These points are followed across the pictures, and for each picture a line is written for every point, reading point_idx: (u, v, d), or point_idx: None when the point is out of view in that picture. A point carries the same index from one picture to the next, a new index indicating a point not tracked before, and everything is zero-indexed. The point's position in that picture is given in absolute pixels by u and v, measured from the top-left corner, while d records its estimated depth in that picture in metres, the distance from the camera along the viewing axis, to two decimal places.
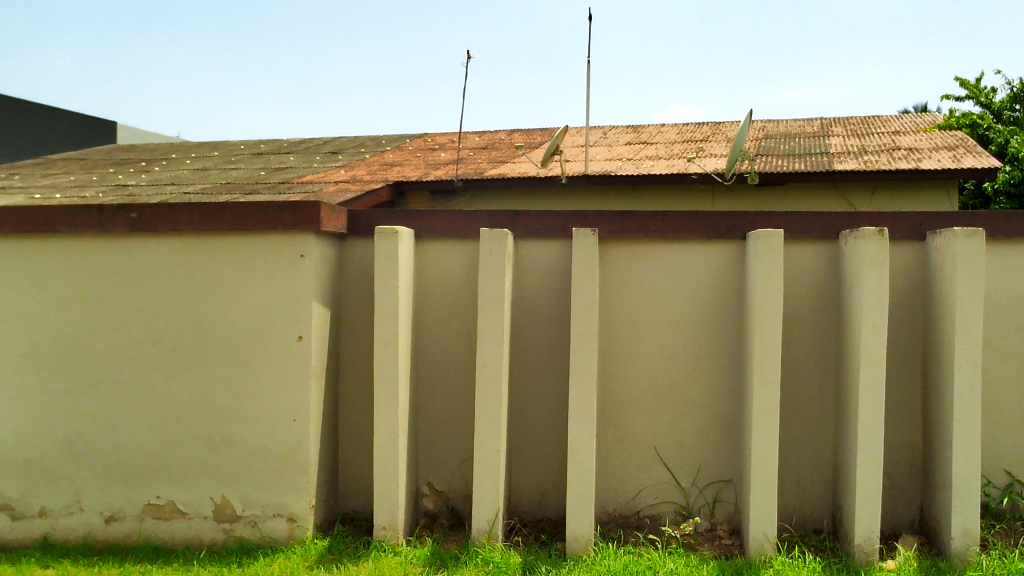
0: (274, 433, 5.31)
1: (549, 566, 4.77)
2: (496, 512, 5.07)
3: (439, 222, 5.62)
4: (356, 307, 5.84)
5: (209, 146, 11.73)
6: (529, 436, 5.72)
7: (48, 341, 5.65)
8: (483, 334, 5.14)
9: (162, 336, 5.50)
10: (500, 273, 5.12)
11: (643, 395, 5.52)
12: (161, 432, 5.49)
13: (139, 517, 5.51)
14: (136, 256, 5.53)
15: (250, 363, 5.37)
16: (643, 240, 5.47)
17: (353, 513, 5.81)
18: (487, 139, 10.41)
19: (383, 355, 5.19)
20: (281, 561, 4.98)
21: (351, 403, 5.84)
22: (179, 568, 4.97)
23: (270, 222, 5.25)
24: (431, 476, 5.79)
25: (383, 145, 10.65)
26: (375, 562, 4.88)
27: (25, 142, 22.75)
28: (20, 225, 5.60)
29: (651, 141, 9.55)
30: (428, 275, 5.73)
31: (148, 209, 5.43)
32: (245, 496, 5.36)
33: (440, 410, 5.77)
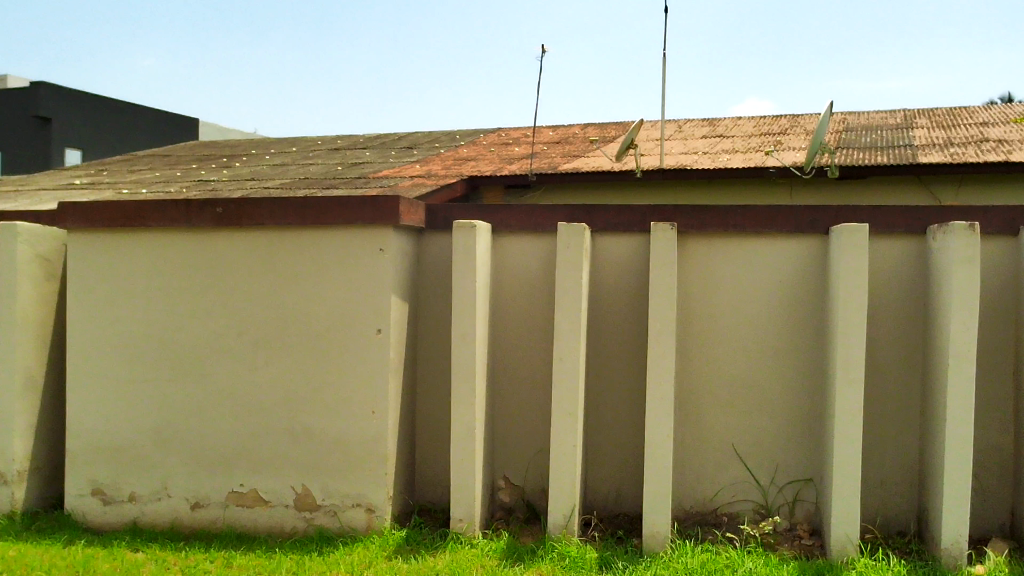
0: (353, 424, 5.41)
1: (626, 562, 4.75)
2: (573, 507, 5.07)
3: (516, 216, 5.63)
4: (433, 301, 5.89)
5: (287, 142, 11.95)
6: (605, 431, 5.70)
7: (137, 332, 5.82)
8: (560, 329, 5.14)
9: (245, 328, 5.63)
10: (577, 267, 5.12)
11: (721, 391, 5.45)
12: (244, 422, 5.62)
13: (223, 505, 5.65)
14: (221, 249, 5.67)
15: (330, 355, 5.47)
16: (722, 235, 5.40)
17: (430, 505, 5.85)
18: (561, 132, 10.39)
19: (460, 348, 5.23)
20: (360, 550, 5.06)
21: (428, 396, 5.90)
22: (262, 555, 5.08)
23: (351, 216, 5.35)
24: (507, 470, 5.80)
25: (457, 139, 10.71)
26: (452, 554, 4.92)
27: (111, 138, 23.52)
28: (110, 220, 5.79)
29: (728, 134, 9.40)
30: (504, 269, 5.74)
31: (233, 205, 5.56)
32: (325, 486, 5.46)
33: (516, 404, 5.78)
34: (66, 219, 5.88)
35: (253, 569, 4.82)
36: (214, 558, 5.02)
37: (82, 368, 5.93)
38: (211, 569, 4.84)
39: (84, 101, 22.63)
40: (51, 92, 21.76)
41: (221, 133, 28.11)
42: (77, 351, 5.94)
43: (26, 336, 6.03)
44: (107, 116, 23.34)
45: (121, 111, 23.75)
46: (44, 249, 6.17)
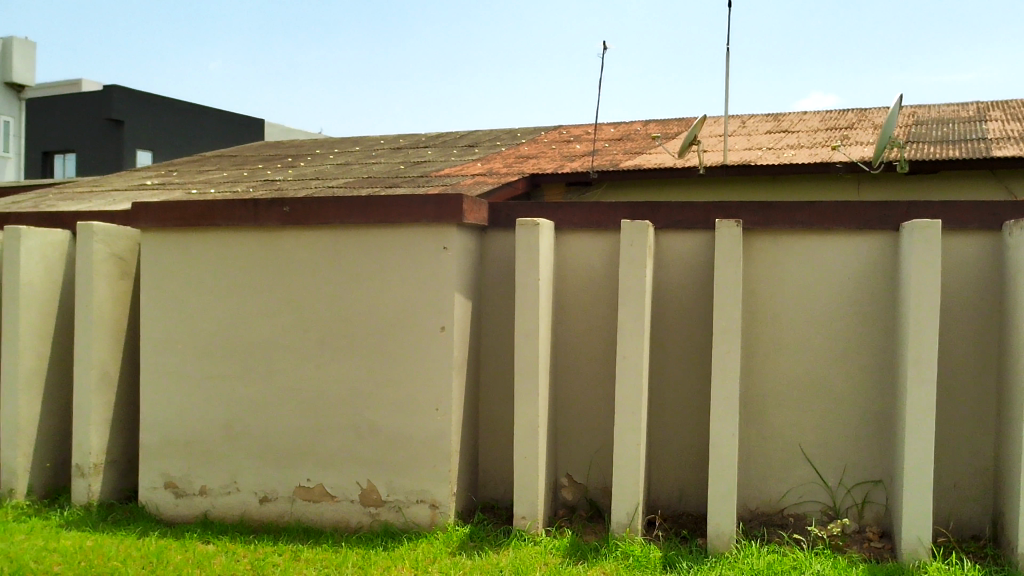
0: (416, 421, 5.46)
1: (691, 562, 4.72)
2: (636, 506, 5.04)
3: (578, 213, 5.63)
4: (496, 299, 5.91)
5: (350, 142, 12.08)
6: (669, 430, 5.65)
7: (207, 328, 5.95)
8: (623, 326, 5.12)
9: (312, 325, 5.71)
10: (641, 265, 5.10)
11: (787, 390, 5.37)
12: (310, 417, 5.71)
13: (291, 499, 5.75)
14: (287, 248, 5.77)
15: (395, 352, 5.53)
16: (788, 231, 5.33)
17: (493, 502, 5.87)
18: (623, 130, 10.33)
19: (523, 345, 5.24)
20: (424, 545, 5.10)
21: (491, 394, 5.92)
22: (329, 549, 5.15)
23: (415, 214, 5.40)
24: (570, 468, 5.80)
25: (518, 137, 10.71)
26: (515, 551, 4.93)
27: (180, 139, 24.04)
28: (182, 219, 5.93)
29: (793, 130, 9.24)
30: (567, 267, 5.75)
31: (299, 204, 5.66)
32: (389, 482, 5.52)
33: (579, 402, 5.77)
34: (140, 220, 6.05)
35: (319, 563, 4.90)
36: (282, 552, 5.11)
37: (154, 364, 6.08)
38: (280, 562, 4.92)
39: (154, 104, 23.18)
40: (123, 95, 22.34)
41: (285, 134, 28.55)
42: (149, 348, 6.09)
43: (102, 333, 6.21)
44: (176, 118, 23.88)
45: (189, 113, 24.27)
46: (118, 248, 6.35)
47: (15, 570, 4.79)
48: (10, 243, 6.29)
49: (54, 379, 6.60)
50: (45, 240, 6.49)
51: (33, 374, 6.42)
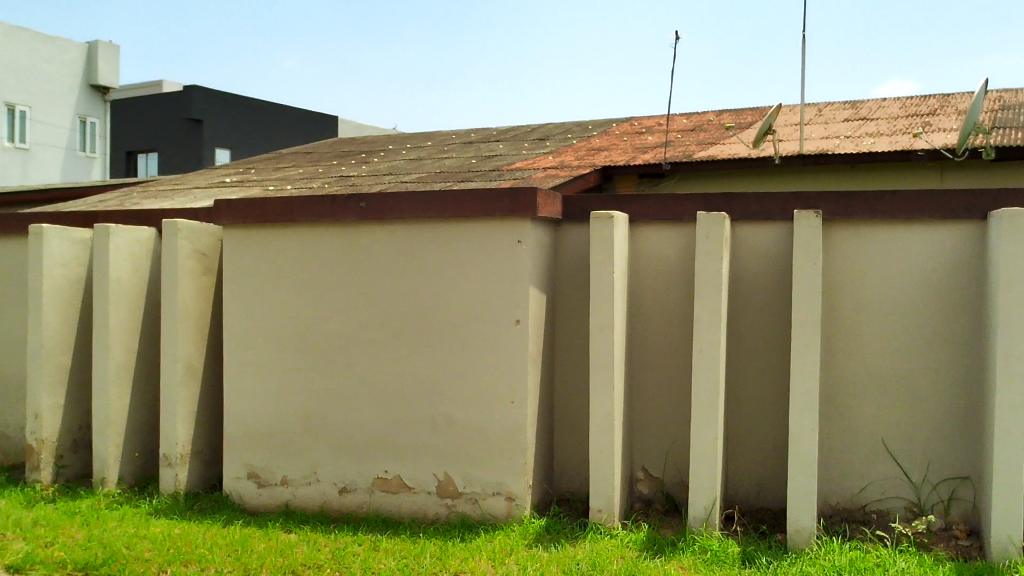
0: (492, 414, 5.49)
1: (770, 558, 4.67)
2: (714, 500, 4.99)
3: (654, 205, 5.59)
4: (570, 292, 5.91)
5: (422, 137, 12.17)
6: (747, 424, 5.57)
7: (287, 323, 6.08)
8: (700, 319, 5.08)
9: (389, 319, 5.79)
10: (718, 257, 5.04)
11: (869, 384, 5.26)
12: (387, 410, 5.79)
13: (369, 490, 5.84)
14: (365, 243, 5.85)
15: (471, 346, 5.57)
16: (870, 221, 5.21)
17: (569, 495, 5.88)
18: (696, 120, 10.18)
19: (598, 339, 5.24)
20: (501, 537, 5.14)
21: (565, 388, 5.92)
22: (407, 540, 5.22)
23: (490, 208, 5.43)
24: (646, 461, 5.77)
25: (590, 130, 10.65)
26: (592, 544, 4.93)
27: (256, 138, 24.53)
28: (262, 216, 6.07)
29: (872, 117, 9.00)
30: (641, 259, 5.72)
31: (376, 199, 5.73)
32: (466, 474, 5.57)
33: (655, 395, 5.74)
34: (223, 217, 6.21)
35: (398, 553, 4.96)
36: (361, 541, 5.19)
37: (237, 358, 6.23)
38: (360, 552, 5.00)
39: (231, 103, 23.70)
40: (203, 95, 22.88)
41: (358, 131, 28.92)
42: (232, 341, 6.24)
43: (187, 326, 6.38)
44: (252, 116, 24.39)
45: (265, 112, 24.74)
46: (201, 244, 6.52)
47: (108, 556, 4.97)
48: (99, 239, 6.50)
49: (141, 372, 6.81)
50: (132, 237, 6.70)
51: (122, 366, 6.63)
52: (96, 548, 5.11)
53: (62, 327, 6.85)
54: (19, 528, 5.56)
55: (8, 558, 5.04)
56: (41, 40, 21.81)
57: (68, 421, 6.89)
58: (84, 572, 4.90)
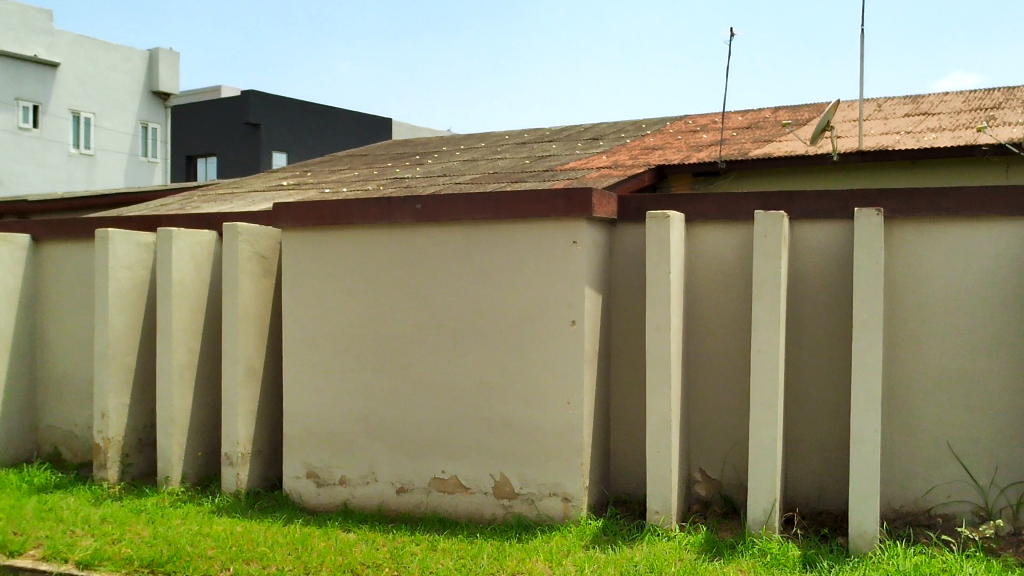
0: (549, 414, 5.49)
1: (832, 561, 4.60)
2: (774, 502, 4.93)
3: (711, 204, 5.54)
4: (626, 292, 5.88)
5: (476, 138, 12.19)
6: (808, 425, 5.49)
7: (345, 324, 6.15)
8: (758, 319, 5.03)
9: (445, 320, 5.83)
10: (776, 256, 4.99)
11: (933, 385, 5.15)
12: (443, 410, 5.83)
13: (426, 490, 5.88)
14: (421, 244, 5.89)
15: (527, 346, 5.57)
16: (933, 219, 5.10)
17: (625, 496, 5.85)
18: (751, 118, 10.05)
19: (654, 339, 5.21)
20: (558, 538, 5.14)
21: (622, 389, 5.90)
22: (464, 540, 5.25)
23: (545, 209, 5.43)
24: (703, 463, 5.72)
25: (644, 129, 10.58)
26: (649, 545, 4.91)
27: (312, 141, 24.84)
28: (320, 218, 6.15)
29: (934, 112, 8.79)
30: (698, 259, 5.67)
31: (432, 201, 5.77)
32: (522, 475, 5.58)
33: (713, 397, 5.68)
34: (282, 220, 6.30)
35: (456, 553, 4.99)
36: (419, 541, 5.23)
37: (296, 359, 6.32)
38: (418, 551, 5.04)
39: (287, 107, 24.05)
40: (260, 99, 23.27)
41: (412, 133, 29.13)
42: (291, 343, 6.33)
43: (247, 328, 6.50)
44: (307, 120, 24.70)
45: (320, 115, 25.04)
46: (261, 247, 6.63)
47: (173, 553, 5.08)
48: (162, 243, 6.66)
49: (203, 372, 6.94)
50: (194, 240, 6.84)
51: (185, 367, 6.77)
52: (161, 545, 5.22)
53: (127, 328, 7.02)
54: (88, 525, 5.71)
55: (78, 554, 5.20)
56: (104, 49, 22.49)
57: (133, 420, 7.06)
58: (150, 569, 5.01)
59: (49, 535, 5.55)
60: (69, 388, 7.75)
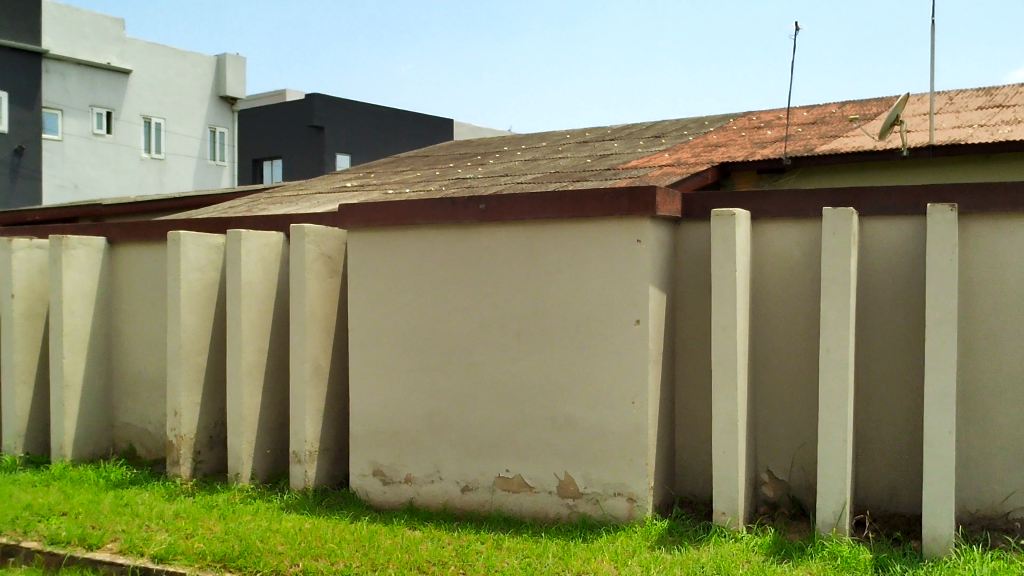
0: (613, 414, 5.47)
1: (905, 565, 4.50)
2: (844, 505, 4.84)
3: (777, 202, 5.46)
4: (691, 291, 5.83)
5: (537, 138, 12.19)
6: (879, 425, 5.38)
7: (410, 323, 6.20)
8: (827, 319, 4.95)
9: (508, 319, 5.85)
10: (845, 254, 4.90)
11: (1010, 385, 5.00)
12: (507, 409, 5.85)
13: (491, 489, 5.90)
14: (485, 244, 5.92)
15: (591, 345, 5.56)
16: (1010, 214, 4.95)
17: (691, 497, 5.80)
18: (817, 113, 9.88)
19: (720, 338, 5.16)
20: (623, 538, 5.12)
21: (686, 389, 5.85)
22: (529, 539, 5.26)
23: (608, 208, 5.41)
24: (771, 464, 5.64)
25: (706, 126, 10.47)
26: (716, 547, 4.85)
27: (374, 143, 25.12)
28: (385, 219, 6.22)
29: (1008, 104, 8.53)
30: (765, 257, 5.59)
31: (495, 201, 5.79)
32: (587, 475, 5.57)
33: (780, 397, 5.60)
34: (347, 221, 6.39)
35: (521, 552, 4.99)
36: (484, 540, 5.25)
37: (362, 358, 6.40)
38: (483, 550, 5.06)
39: (351, 110, 24.44)
40: (324, 102, 23.77)
41: (473, 133, 29.25)
42: (357, 343, 6.41)
43: (314, 327, 6.60)
44: (370, 122, 24.99)
45: (382, 117, 25.31)
46: (327, 248, 6.72)
47: (244, 548, 5.17)
48: (231, 245, 6.80)
49: (271, 371, 7.06)
50: (262, 242, 6.98)
51: (254, 366, 6.90)
52: (232, 541, 5.33)
53: (199, 328, 7.18)
54: (162, 521, 5.85)
55: (153, 548, 5.34)
56: (174, 55, 23.07)
57: (205, 418, 7.22)
58: (222, 564, 5.12)
59: (125, 530, 5.70)
60: (144, 387, 7.96)
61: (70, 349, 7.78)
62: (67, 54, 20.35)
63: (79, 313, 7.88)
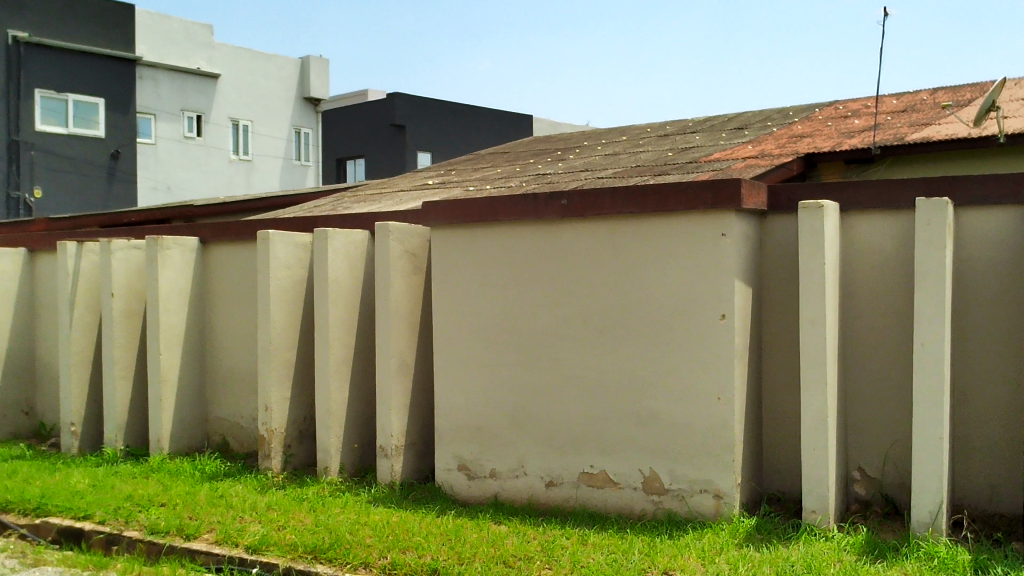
0: (699, 409, 5.41)
1: (1007, 567, 4.34)
2: (940, 504, 4.70)
3: (867, 192, 5.32)
4: (778, 286, 5.73)
5: (617, 132, 12.10)
6: (977, 422, 5.20)
7: (493, 318, 6.24)
8: (921, 312, 4.81)
9: (592, 314, 5.83)
10: (940, 245, 4.75)
11: None
12: (591, 405, 5.84)
13: (576, 484, 5.90)
14: (568, 239, 5.91)
15: (677, 339, 5.50)
16: None
17: (780, 494, 5.70)
18: (908, 101, 9.57)
19: (809, 332, 5.06)
20: (710, 535, 5.06)
21: (773, 385, 5.76)
22: (615, 534, 5.24)
23: (692, 202, 5.35)
24: (862, 461, 5.51)
25: (791, 117, 10.24)
26: (806, 545, 4.76)
27: (455, 140, 25.35)
28: (468, 216, 6.27)
29: None
30: (854, 250, 5.46)
31: (577, 197, 5.78)
32: (673, 471, 5.52)
33: (871, 392, 5.47)
34: (431, 218, 6.46)
35: (607, 548, 4.98)
36: (570, 535, 5.26)
37: (447, 354, 6.46)
38: (568, 545, 5.07)
39: (431, 108, 24.73)
40: (405, 101, 24.08)
41: (552, 129, 29.22)
42: (441, 339, 6.48)
43: (399, 324, 6.69)
44: (450, 119, 25.22)
45: (462, 114, 25.50)
46: (411, 245, 6.81)
47: (334, 541, 5.28)
48: (319, 243, 6.94)
49: (358, 367, 7.19)
50: (348, 240, 7.10)
51: (342, 362, 7.03)
52: (322, 533, 5.45)
53: (288, 325, 7.35)
54: (255, 512, 6.01)
55: (247, 539, 5.49)
56: (261, 58, 23.63)
57: (295, 413, 7.39)
58: (313, 555, 5.24)
59: (220, 520, 5.88)
60: (236, 382, 8.19)
61: (166, 346, 8.05)
62: (160, 60, 21.02)
63: (174, 311, 8.15)
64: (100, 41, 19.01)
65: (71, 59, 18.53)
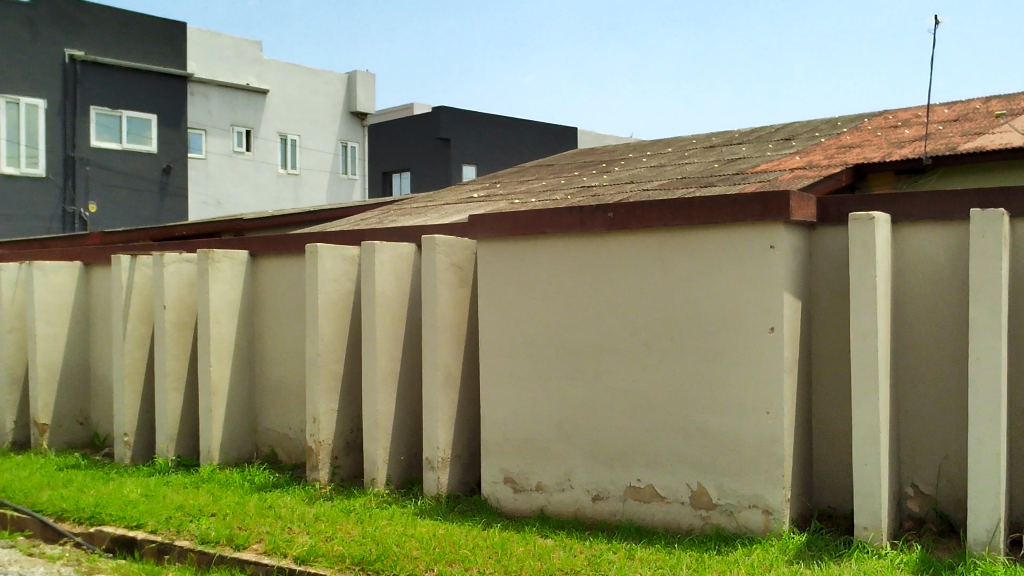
0: (747, 423, 5.36)
1: None
2: (997, 521, 4.59)
3: (920, 203, 5.24)
4: (827, 299, 5.66)
5: (662, 144, 12.05)
6: None
7: (538, 331, 6.24)
8: (976, 326, 4.72)
9: (639, 327, 5.80)
10: (995, 257, 4.66)
11: None
12: (637, 417, 5.81)
13: (622, 498, 5.86)
14: (614, 251, 5.90)
15: (724, 352, 5.46)
16: None
17: (831, 510, 5.62)
18: (960, 109, 9.41)
19: (860, 346, 4.98)
20: (759, 551, 5.00)
21: (824, 399, 5.68)
22: (662, 550, 5.20)
23: (740, 214, 5.31)
24: (916, 478, 5.40)
25: (839, 127, 10.11)
26: (858, 563, 4.68)
27: (499, 153, 25.44)
28: (514, 229, 6.28)
29: None
30: (906, 262, 5.37)
31: (624, 209, 5.76)
32: (721, 485, 5.46)
33: (924, 406, 5.36)
34: (477, 232, 6.49)
35: (654, 563, 4.94)
36: (616, 549, 5.22)
37: (492, 367, 6.47)
38: (615, 560, 5.03)
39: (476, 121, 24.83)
40: (450, 114, 24.19)
41: (597, 141, 29.19)
42: (487, 351, 6.50)
43: (445, 336, 6.72)
44: (495, 132, 25.32)
45: (507, 126, 25.58)
46: (458, 258, 6.84)
47: (381, 552, 5.31)
48: (367, 256, 7.01)
49: (405, 379, 7.23)
50: (395, 253, 7.16)
51: (389, 374, 7.08)
52: (369, 544, 5.48)
53: (336, 338, 7.42)
54: (304, 523, 6.07)
55: (296, 550, 5.54)
56: (308, 74, 23.95)
57: (342, 424, 7.45)
58: (360, 566, 5.26)
59: (269, 531, 5.94)
60: (284, 394, 8.28)
61: (217, 358, 8.17)
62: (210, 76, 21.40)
63: (225, 323, 8.27)
64: (153, 59, 19.41)
65: (124, 76, 18.93)
